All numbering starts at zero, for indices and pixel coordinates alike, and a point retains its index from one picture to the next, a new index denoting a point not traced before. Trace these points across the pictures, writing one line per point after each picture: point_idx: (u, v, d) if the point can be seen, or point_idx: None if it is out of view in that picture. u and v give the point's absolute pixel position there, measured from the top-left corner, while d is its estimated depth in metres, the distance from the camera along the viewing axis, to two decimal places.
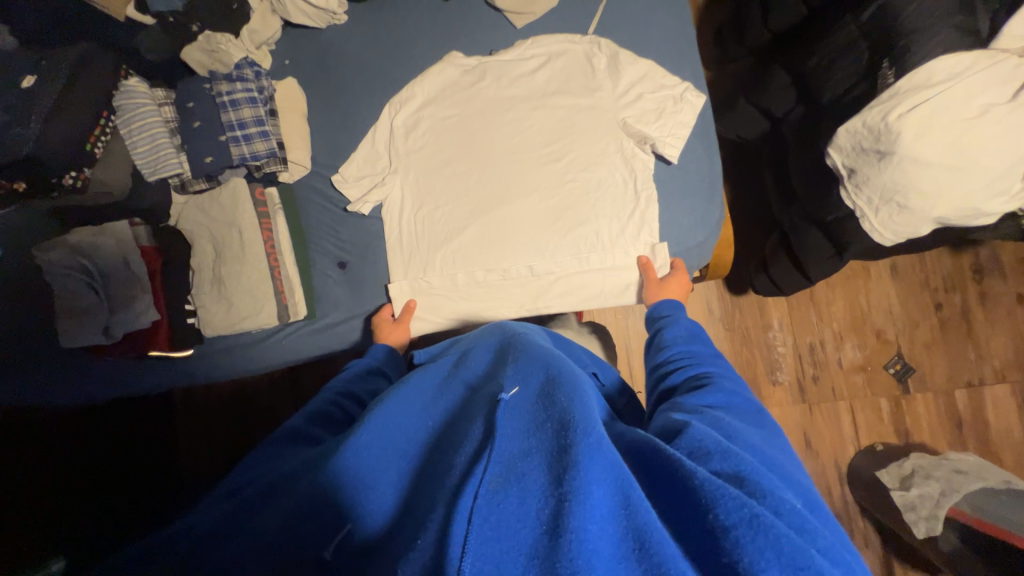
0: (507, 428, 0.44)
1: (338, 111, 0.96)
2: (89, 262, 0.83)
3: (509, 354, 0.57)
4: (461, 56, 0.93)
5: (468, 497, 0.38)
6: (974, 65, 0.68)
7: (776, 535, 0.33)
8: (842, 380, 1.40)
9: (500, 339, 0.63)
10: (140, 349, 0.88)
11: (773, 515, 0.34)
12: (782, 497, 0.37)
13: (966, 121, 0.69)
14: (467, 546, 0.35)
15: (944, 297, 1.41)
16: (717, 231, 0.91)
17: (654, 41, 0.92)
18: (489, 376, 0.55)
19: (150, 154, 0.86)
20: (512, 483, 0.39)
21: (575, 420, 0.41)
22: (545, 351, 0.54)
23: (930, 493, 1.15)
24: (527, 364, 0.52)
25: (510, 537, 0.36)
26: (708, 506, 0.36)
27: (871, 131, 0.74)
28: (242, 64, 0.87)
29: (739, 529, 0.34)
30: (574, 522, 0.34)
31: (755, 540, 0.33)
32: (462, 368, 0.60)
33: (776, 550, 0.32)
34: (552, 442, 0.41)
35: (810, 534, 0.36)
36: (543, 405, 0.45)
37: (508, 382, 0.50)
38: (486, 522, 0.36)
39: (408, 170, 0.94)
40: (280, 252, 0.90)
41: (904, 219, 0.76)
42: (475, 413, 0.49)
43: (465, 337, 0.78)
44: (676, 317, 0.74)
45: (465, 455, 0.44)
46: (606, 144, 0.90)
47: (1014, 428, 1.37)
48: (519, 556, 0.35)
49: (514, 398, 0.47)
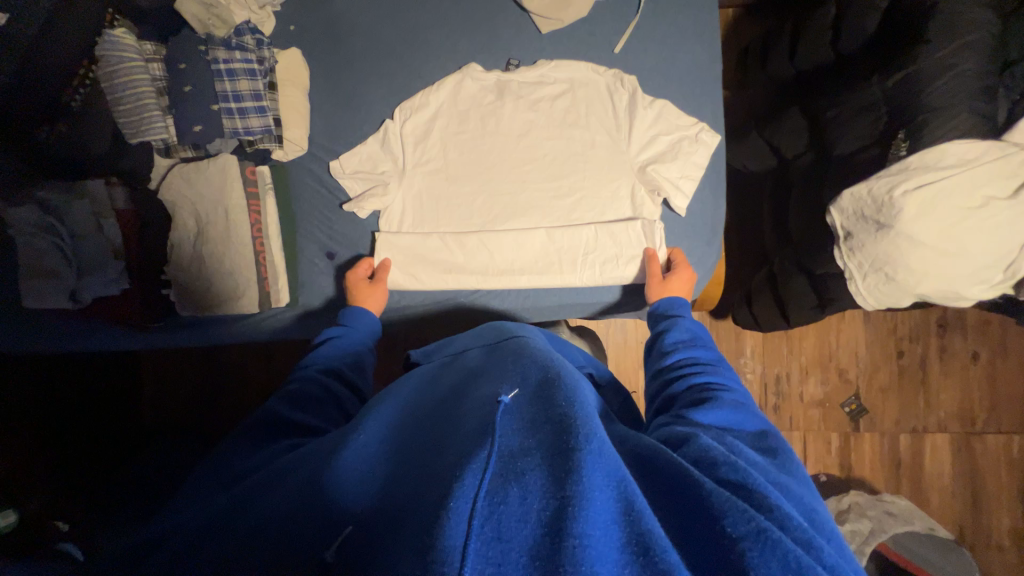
0: (505, 423, 0.45)
1: (343, 89, 0.90)
2: (57, 223, 0.78)
3: (507, 359, 0.59)
4: (481, 69, 0.88)
5: (466, 495, 0.37)
6: (984, 155, 0.70)
7: (782, 549, 0.35)
8: (800, 412, 1.47)
9: (496, 342, 0.67)
10: (109, 316, 0.84)
11: (780, 532, 0.36)
12: (787, 512, 0.39)
13: (963, 209, 0.71)
14: (467, 549, 0.33)
15: (907, 346, 1.48)
16: (709, 275, 0.93)
17: (680, 68, 0.90)
18: (482, 378, 0.57)
19: (132, 114, 0.80)
20: (513, 482, 0.38)
21: (576, 423, 0.43)
22: (542, 355, 0.57)
23: (861, 529, 1.25)
24: (527, 367, 0.54)
25: (511, 537, 0.35)
26: (717, 516, 0.38)
27: (874, 202, 0.75)
28: (243, 29, 0.82)
29: (747, 541, 0.35)
30: (579, 528, 0.34)
31: (762, 553, 0.35)
32: (458, 367, 0.64)
33: (783, 565, 0.34)
34: (553, 443, 0.41)
35: (817, 553, 0.37)
36: (542, 407, 0.47)
37: (507, 385, 0.52)
38: (488, 522, 0.35)
39: (415, 184, 0.91)
40: (266, 236, 0.86)
41: (889, 291, 0.78)
42: (471, 409, 0.49)
43: (460, 337, 0.79)
44: (677, 318, 0.74)
45: (460, 450, 0.43)
46: (615, 187, 0.89)
47: (945, 474, 1.48)
48: (518, 557, 0.33)
49: (513, 399, 0.48)
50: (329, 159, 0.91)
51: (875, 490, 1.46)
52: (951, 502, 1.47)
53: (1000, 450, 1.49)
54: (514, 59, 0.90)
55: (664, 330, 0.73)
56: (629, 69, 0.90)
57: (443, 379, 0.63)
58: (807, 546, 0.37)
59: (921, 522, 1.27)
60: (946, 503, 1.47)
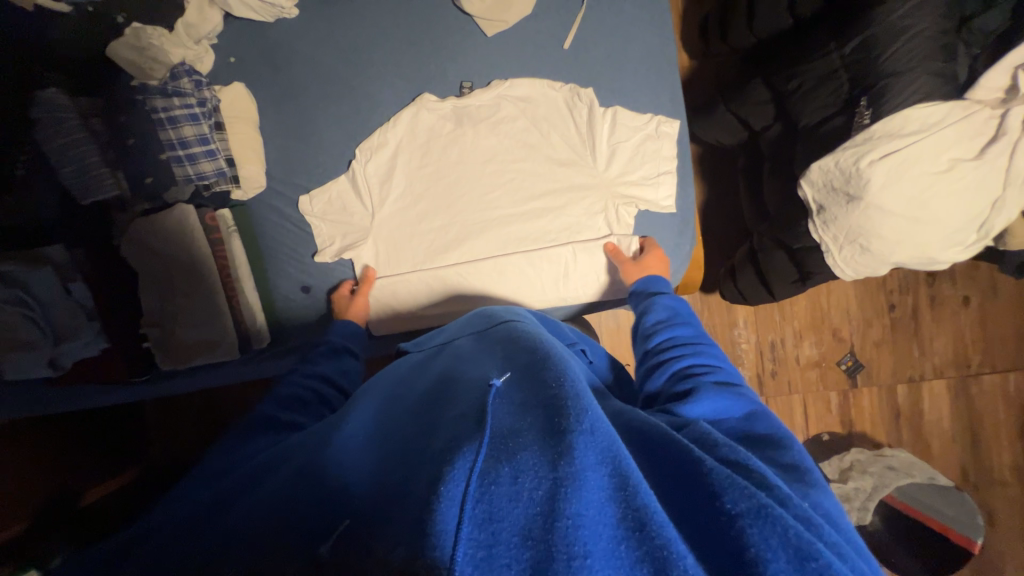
0: (496, 408, 0.44)
1: (293, 118, 0.88)
2: (24, 294, 0.76)
3: (495, 346, 0.59)
4: (434, 100, 0.86)
5: (459, 481, 0.36)
6: (947, 118, 0.69)
7: (783, 525, 0.34)
8: (798, 375, 1.47)
9: (484, 329, 0.66)
10: (94, 379, 0.84)
11: (779, 508, 0.36)
12: (786, 492, 0.38)
13: (930, 175, 0.70)
14: (461, 532, 0.32)
15: (898, 299, 1.48)
16: (687, 263, 0.93)
17: (634, 54, 0.88)
18: (469, 366, 0.56)
19: (78, 176, 0.77)
20: (504, 463, 0.37)
21: (569, 403, 0.42)
22: (531, 338, 0.56)
23: (864, 487, 1.30)
24: (516, 352, 0.54)
25: (504, 518, 0.34)
26: (716, 493, 0.37)
27: (842, 173, 0.74)
28: (178, 71, 0.79)
29: (746, 518, 0.35)
30: (573, 507, 0.34)
31: (762, 530, 0.34)
32: (449, 353, 0.63)
33: (781, 539, 0.33)
34: (546, 425, 0.41)
35: (814, 527, 0.36)
36: (532, 390, 0.46)
37: (496, 372, 0.51)
38: (480, 503, 0.34)
39: (385, 227, 0.89)
40: (237, 281, 0.86)
41: (865, 261, 0.78)
42: (462, 395, 0.48)
43: (448, 326, 0.79)
44: (656, 299, 0.75)
45: (449, 437, 0.42)
46: (583, 186, 0.88)
47: (944, 419, 1.50)
48: (511, 537, 0.33)
49: (506, 384, 0.48)
50: (289, 191, 0.89)
51: (878, 443, 1.48)
52: (951, 445, 1.50)
53: (996, 389, 1.51)
54: (467, 81, 0.88)
55: (646, 312, 0.74)
56: (582, 63, 0.88)
57: (431, 365, 0.62)
58: (806, 523, 0.36)
59: (921, 474, 1.31)
60: (947, 447, 1.50)
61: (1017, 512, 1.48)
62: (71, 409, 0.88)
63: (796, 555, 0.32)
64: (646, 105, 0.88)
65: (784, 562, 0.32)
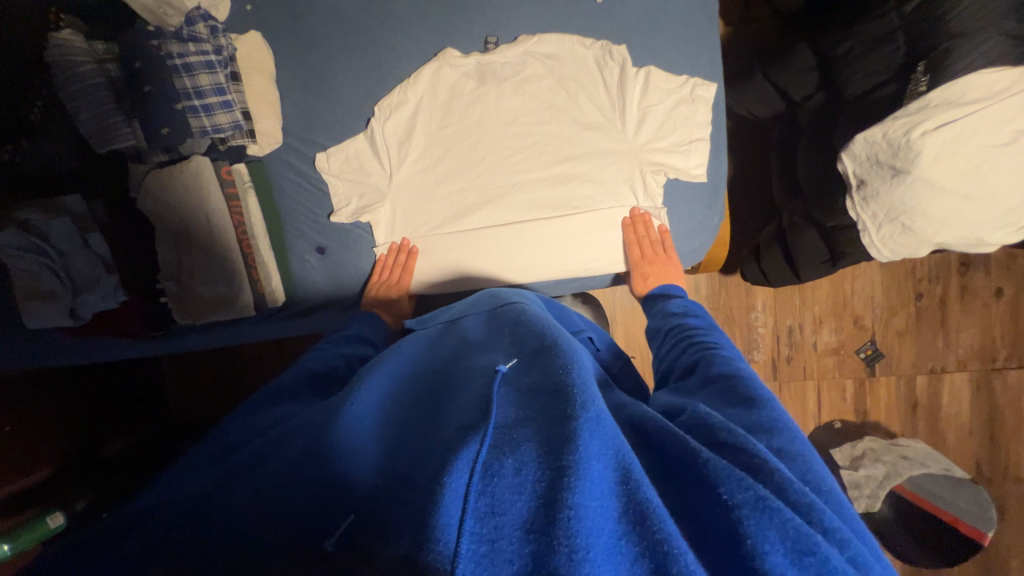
0: (501, 395, 0.43)
1: (311, 72, 0.85)
2: (43, 243, 0.77)
3: (505, 327, 0.58)
4: (457, 55, 0.82)
5: (462, 472, 0.35)
6: (1015, 85, 0.64)
7: (781, 518, 0.32)
8: (815, 362, 1.44)
9: (492, 310, 0.65)
10: (113, 331, 0.85)
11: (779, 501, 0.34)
12: (785, 477, 0.36)
13: (989, 147, 0.65)
14: (464, 526, 0.31)
15: (926, 288, 1.43)
16: (713, 239, 0.90)
17: (672, 12, 0.83)
18: (478, 350, 0.56)
19: (96, 123, 0.76)
20: (508, 454, 0.36)
21: (574, 391, 0.40)
22: (539, 321, 0.56)
23: (876, 474, 1.28)
24: (524, 336, 0.53)
25: (506, 511, 0.32)
26: (712, 484, 0.35)
27: (890, 145, 0.69)
28: (194, 16, 0.76)
29: (744, 510, 0.33)
30: (576, 498, 0.32)
31: (760, 522, 0.32)
32: (455, 335, 0.63)
33: (781, 533, 0.32)
34: (549, 414, 0.40)
35: (813, 514, 0.34)
36: (537, 376, 0.45)
37: (504, 357, 0.51)
38: (482, 496, 0.33)
39: (402, 189, 0.87)
40: (253, 239, 0.85)
41: (905, 241, 0.74)
42: (469, 383, 0.48)
43: (455, 305, 0.77)
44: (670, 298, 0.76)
45: (455, 426, 0.42)
46: (610, 152, 0.84)
47: (962, 413, 1.46)
48: (513, 531, 0.31)
49: (512, 369, 0.48)
50: (305, 149, 0.87)
51: (892, 433, 1.46)
52: (968, 439, 1.47)
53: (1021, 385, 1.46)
54: (493, 37, 0.84)
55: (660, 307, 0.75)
56: (615, 20, 0.82)
57: (439, 347, 0.62)
58: (803, 512, 0.34)
59: (935, 465, 1.29)
60: (964, 440, 1.47)
61: None
62: (90, 360, 0.89)
63: (794, 548, 0.31)
64: (679, 67, 0.83)
65: (781, 557, 0.31)
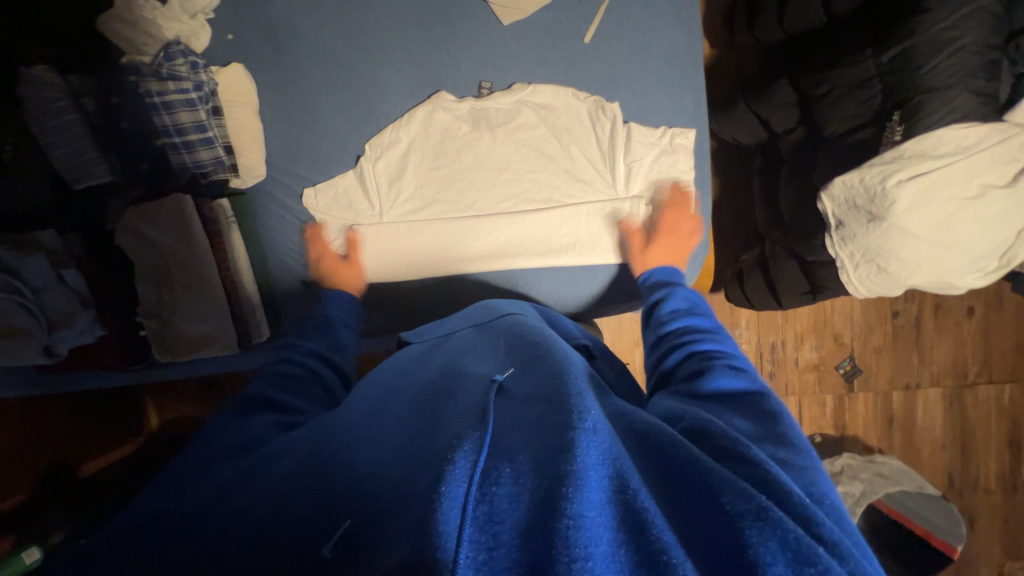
0: (500, 405, 0.43)
1: (296, 105, 0.83)
2: (14, 280, 0.74)
3: (500, 337, 0.58)
4: (452, 99, 0.82)
5: (461, 481, 0.34)
6: (985, 140, 0.67)
7: (783, 528, 0.31)
8: (796, 377, 1.47)
9: (486, 319, 0.66)
10: (90, 366, 0.83)
11: (781, 513, 0.32)
12: (787, 488, 0.35)
13: (958, 199, 0.68)
14: (462, 536, 0.30)
15: (902, 307, 1.47)
16: (696, 274, 0.91)
17: (658, 49, 0.83)
18: (470, 357, 0.55)
19: (73, 159, 0.75)
20: (505, 462, 0.36)
21: (570, 402, 0.40)
22: (534, 332, 0.55)
23: (853, 491, 1.32)
24: (518, 348, 0.53)
25: (504, 519, 0.32)
26: (716, 493, 0.34)
27: (867, 191, 0.71)
28: (173, 50, 0.74)
29: (745, 520, 0.32)
30: (574, 508, 0.32)
31: (761, 532, 0.31)
32: (448, 345, 0.62)
33: (781, 543, 0.30)
34: (549, 421, 0.39)
35: (811, 523, 0.33)
36: (535, 386, 0.45)
37: (498, 366, 0.50)
38: (480, 504, 0.33)
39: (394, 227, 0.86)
40: (236, 276, 0.84)
41: (881, 281, 0.76)
42: (464, 390, 0.46)
43: (454, 316, 0.76)
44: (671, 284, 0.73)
45: (452, 427, 0.40)
46: (592, 190, 0.86)
47: (936, 427, 1.51)
48: (511, 539, 0.31)
49: (509, 379, 0.47)
50: (289, 182, 0.85)
51: (869, 447, 1.50)
52: (940, 452, 1.52)
53: (990, 400, 1.52)
54: (486, 82, 0.84)
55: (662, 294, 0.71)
56: (602, 58, 0.83)
57: (433, 355, 0.60)
58: (805, 521, 0.33)
59: (911, 483, 1.34)
60: (937, 453, 1.52)
61: (996, 516, 1.52)
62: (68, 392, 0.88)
63: (795, 560, 0.30)
64: (665, 110, 0.85)
65: (782, 569, 0.29)
